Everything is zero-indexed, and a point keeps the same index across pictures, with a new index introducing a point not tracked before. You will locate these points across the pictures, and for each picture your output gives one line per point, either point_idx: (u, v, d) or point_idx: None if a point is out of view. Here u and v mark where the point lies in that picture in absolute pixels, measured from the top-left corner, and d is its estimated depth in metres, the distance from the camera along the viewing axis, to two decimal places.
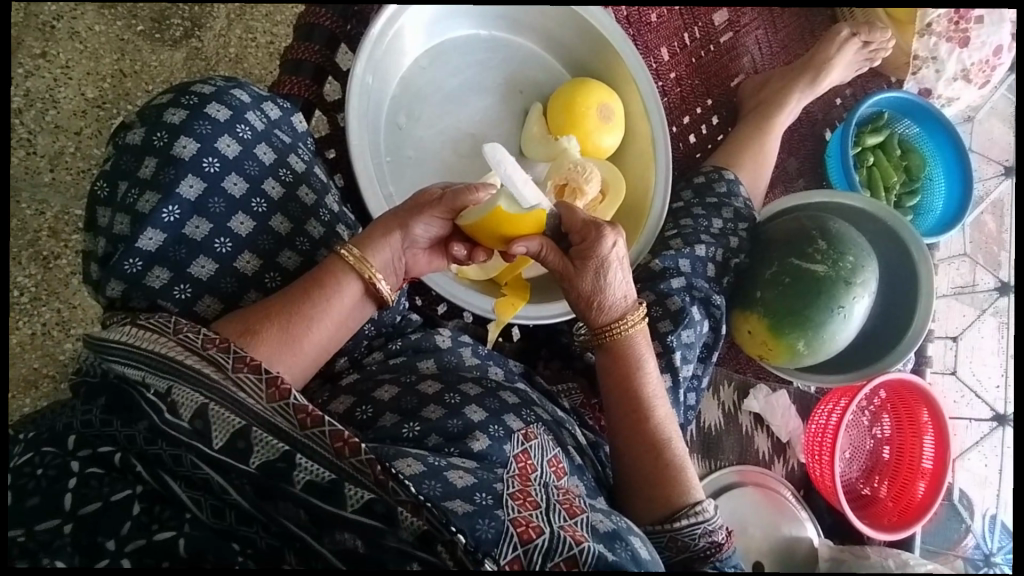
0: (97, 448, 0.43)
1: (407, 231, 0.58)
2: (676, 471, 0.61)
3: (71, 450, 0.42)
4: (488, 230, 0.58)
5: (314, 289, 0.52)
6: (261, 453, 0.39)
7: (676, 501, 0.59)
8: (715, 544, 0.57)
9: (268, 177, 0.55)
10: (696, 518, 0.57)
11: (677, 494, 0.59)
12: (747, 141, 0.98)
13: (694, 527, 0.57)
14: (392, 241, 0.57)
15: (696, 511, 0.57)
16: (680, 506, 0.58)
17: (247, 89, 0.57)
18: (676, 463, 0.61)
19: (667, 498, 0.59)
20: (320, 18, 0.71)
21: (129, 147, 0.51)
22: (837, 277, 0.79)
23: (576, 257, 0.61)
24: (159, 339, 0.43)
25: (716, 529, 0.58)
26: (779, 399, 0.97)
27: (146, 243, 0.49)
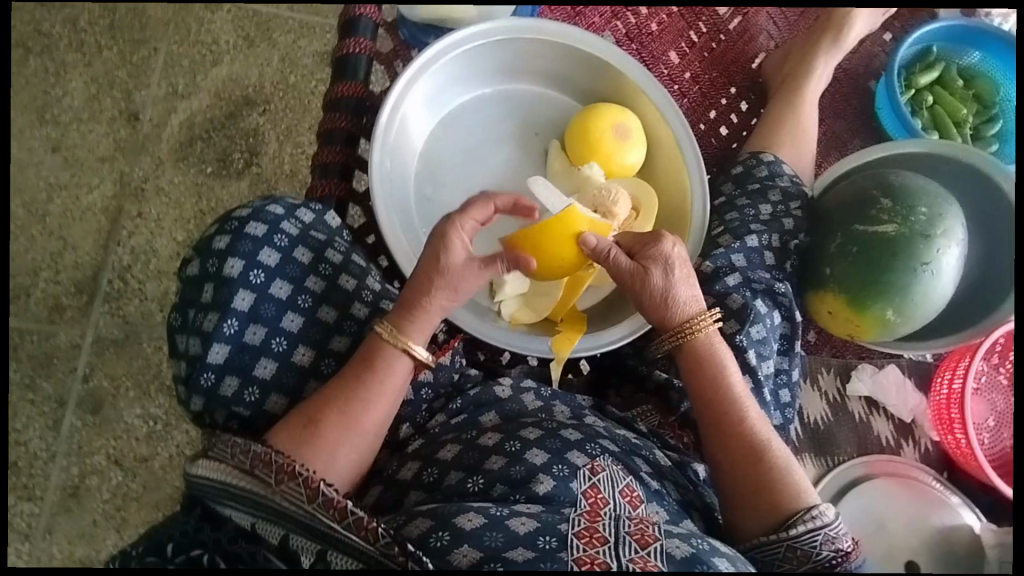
0: (189, 552, 0.48)
1: (439, 288, 0.60)
2: (780, 475, 0.56)
3: (169, 556, 0.48)
4: (556, 245, 0.63)
5: (366, 371, 0.56)
6: (306, 554, 0.46)
7: (785, 507, 0.55)
8: (841, 553, 0.53)
9: (309, 275, 0.61)
10: (814, 522, 0.53)
11: (787, 500, 0.55)
12: (782, 119, 0.93)
13: (814, 533, 0.53)
14: (433, 311, 0.60)
15: (812, 516, 0.53)
16: (792, 511, 0.54)
17: (281, 201, 0.63)
18: (777, 467, 0.57)
19: (774, 504, 0.55)
20: (336, 122, 0.78)
21: (190, 278, 0.59)
22: (913, 233, 0.74)
23: (641, 256, 0.62)
24: (220, 467, 0.49)
25: (840, 536, 0.54)
26: (890, 376, 0.88)
27: (214, 357, 0.55)
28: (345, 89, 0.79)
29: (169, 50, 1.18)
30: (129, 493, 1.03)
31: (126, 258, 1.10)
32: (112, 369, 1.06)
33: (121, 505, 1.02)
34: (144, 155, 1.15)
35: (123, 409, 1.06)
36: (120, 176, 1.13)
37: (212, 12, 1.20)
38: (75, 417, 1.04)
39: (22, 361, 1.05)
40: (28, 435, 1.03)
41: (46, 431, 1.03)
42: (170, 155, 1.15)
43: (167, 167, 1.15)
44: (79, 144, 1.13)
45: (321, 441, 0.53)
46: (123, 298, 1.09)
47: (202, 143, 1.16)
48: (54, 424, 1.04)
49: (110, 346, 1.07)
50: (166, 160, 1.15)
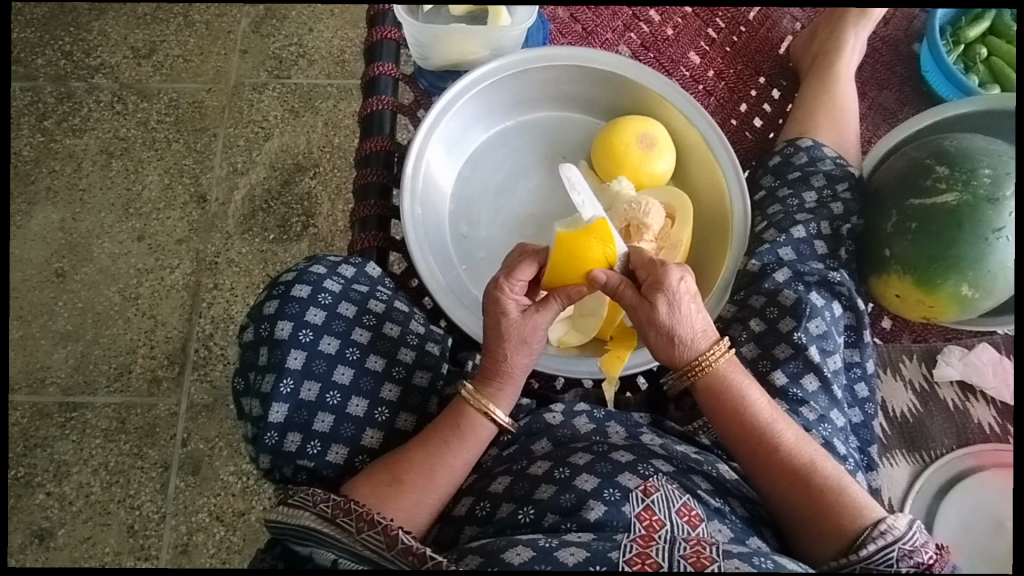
0: None
1: (519, 351, 0.61)
2: (836, 496, 0.52)
3: None
4: (570, 269, 0.61)
5: (451, 436, 0.58)
6: None
7: (850, 527, 0.51)
8: (923, 566, 0.49)
9: (355, 327, 0.64)
10: (884, 539, 0.49)
11: (850, 519, 0.51)
12: (818, 99, 0.89)
13: (886, 551, 0.49)
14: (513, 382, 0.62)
15: (881, 530, 0.49)
16: (858, 530, 0.50)
17: (323, 261, 0.67)
18: (832, 487, 0.53)
19: (836, 526, 0.51)
20: (369, 177, 0.82)
21: (248, 343, 0.63)
22: (977, 198, 0.68)
23: (642, 295, 0.59)
24: (302, 513, 0.52)
25: (918, 548, 0.49)
26: (982, 356, 0.80)
27: (275, 416, 0.59)
28: (372, 145, 0.84)
29: (226, 134, 1.29)
30: (231, 546, 1.09)
31: (208, 328, 1.20)
32: (206, 432, 1.15)
33: (225, 559, 1.09)
34: (215, 232, 1.25)
35: (218, 468, 1.13)
36: (197, 254, 1.24)
37: (259, 93, 1.31)
38: (178, 479, 1.13)
39: (130, 432, 1.15)
40: (140, 500, 1.12)
41: (156, 494, 1.12)
42: (237, 228, 1.25)
43: (235, 240, 1.24)
44: (160, 231, 1.25)
45: (405, 500, 0.55)
46: (208, 364, 1.18)
47: (262, 213, 1.25)
48: (162, 488, 1.13)
49: (202, 410, 1.16)
50: (233, 233, 1.25)
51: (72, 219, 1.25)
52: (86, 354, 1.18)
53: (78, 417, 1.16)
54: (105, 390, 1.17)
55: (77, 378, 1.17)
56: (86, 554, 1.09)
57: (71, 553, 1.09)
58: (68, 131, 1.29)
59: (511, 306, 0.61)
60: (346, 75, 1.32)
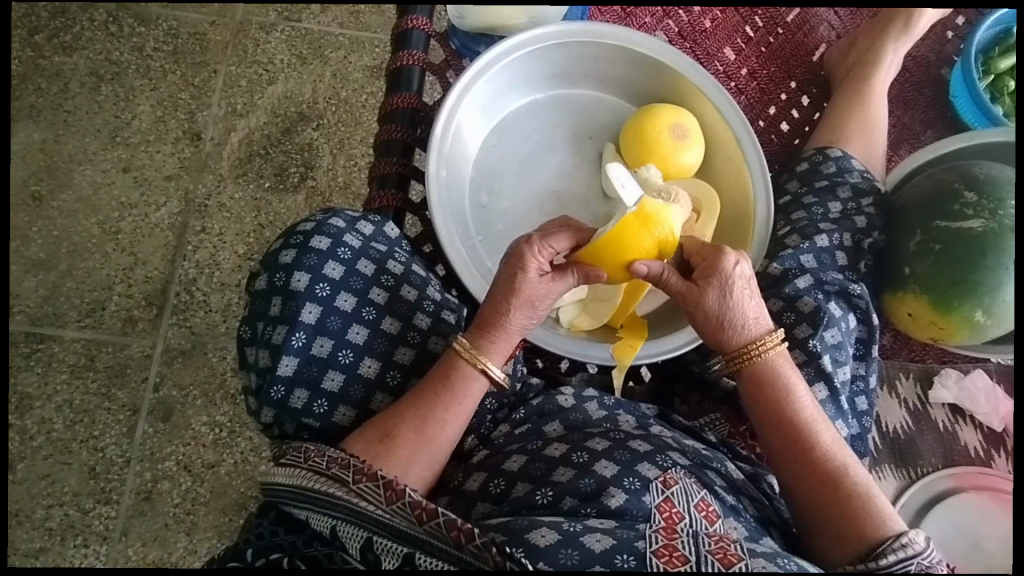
0: (269, 556, 0.48)
1: (523, 312, 0.59)
2: (864, 503, 0.52)
3: (251, 560, 0.48)
4: (616, 258, 0.60)
5: (442, 391, 0.56)
6: (388, 561, 0.44)
7: (872, 535, 0.50)
8: None
9: (372, 287, 0.61)
10: (905, 551, 0.48)
11: (873, 527, 0.51)
12: (850, 111, 0.88)
13: (906, 563, 0.47)
14: (508, 335, 0.60)
15: (902, 543, 0.48)
16: (879, 539, 0.50)
17: (342, 214, 0.64)
18: (861, 493, 0.53)
19: (858, 533, 0.51)
20: (392, 134, 0.79)
21: (258, 292, 0.60)
22: (1002, 229, 0.69)
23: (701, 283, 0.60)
24: (296, 471, 0.50)
25: (934, 565, 0.48)
26: (977, 382, 0.82)
27: (284, 370, 0.56)
28: (398, 101, 0.80)
29: (228, 72, 1.23)
30: (197, 498, 1.07)
31: (192, 272, 1.15)
32: (181, 379, 1.11)
33: (190, 510, 1.06)
34: (206, 173, 1.19)
35: (191, 417, 1.10)
36: (186, 193, 1.18)
37: (266, 33, 1.24)
38: (146, 424, 1.09)
39: (99, 371, 1.10)
40: (105, 441, 1.08)
41: (122, 438, 1.08)
42: (231, 171, 1.20)
43: (228, 184, 1.19)
44: (148, 165, 1.18)
45: (394, 458, 0.53)
46: (188, 310, 1.13)
47: (258, 159, 1.20)
48: (129, 431, 1.09)
49: (178, 356, 1.11)
50: (227, 176, 1.19)
51: (54, 140, 1.17)
52: (59, 285, 1.12)
53: (45, 349, 1.10)
54: (76, 324, 1.11)
55: (47, 309, 1.11)
56: (44, 491, 1.05)
57: (28, 489, 1.05)
58: (57, 48, 1.20)
59: (532, 266, 0.59)
60: (361, 27, 1.27)
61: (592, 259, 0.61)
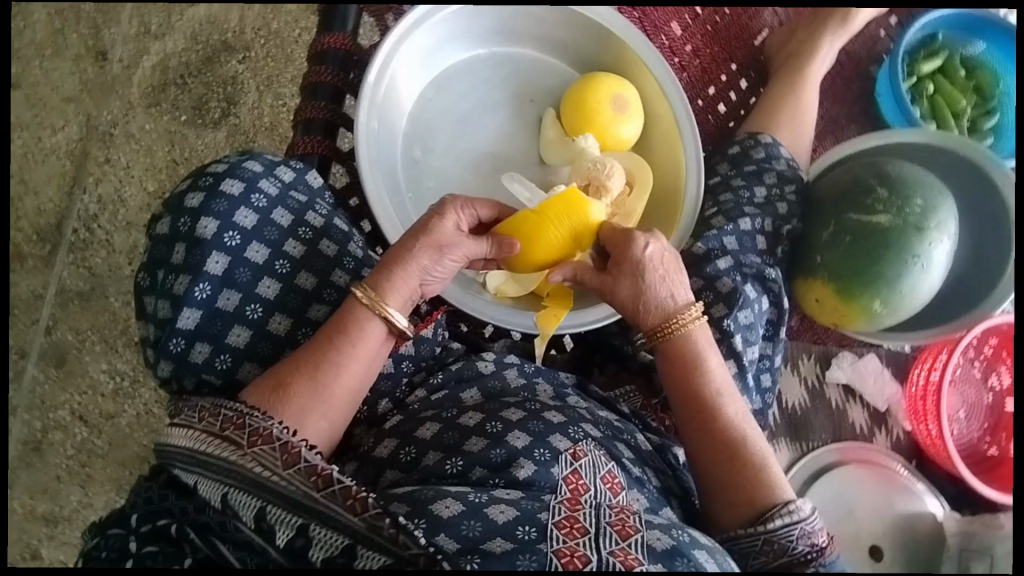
0: (156, 522, 0.45)
1: (427, 254, 0.57)
2: (757, 471, 0.55)
3: (134, 527, 0.46)
4: (529, 247, 0.61)
5: (338, 334, 0.54)
6: (283, 531, 0.43)
7: (761, 501, 0.53)
8: (817, 548, 0.51)
9: (287, 239, 0.58)
10: (790, 517, 0.51)
11: (763, 494, 0.54)
12: (782, 100, 0.91)
13: (790, 527, 0.51)
14: (409, 280, 0.57)
15: (788, 510, 0.51)
16: (769, 504, 0.53)
17: (259, 158, 0.60)
18: (756, 462, 0.56)
19: (749, 499, 0.54)
20: (321, 75, 0.74)
21: (160, 237, 0.55)
22: (906, 225, 0.73)
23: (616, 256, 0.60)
24: (186, 432, 0.47)
25: (816, 530, 0.51)
26: (868, 365, 0.89)
27: (185, 322, 0.53)
28: (330, 40, 0.74)
29: None
30: (94, 450, 0.99)
31: (93, 207, 1.08)
32: (77, 322, 1.04)
33: (85, 462, 0.98)
34: (112, 97, 1.10)
35: (88, 362, 1.03)
36: (87, 117, 1.09)
37: None
38: (36, 369, 0.99)
39: None
40: None
41: None
42: (141, 99, 1.10)
43: (138, 113, 1.10)
44: (42, 82, 1.05)
45: (287, 407, 0.51)
46: (88, 248, 1.07)
47: (174, 88, 1.10)
48: None
49: (74, 297, 1.05)
50: (137, 104, 1.10)
51: None
52: None
53: None
54: None
55: None
56: None
57: None
58: None
59: (450, 218, 0.59)
60: None
61: (508, 230, 0.61)
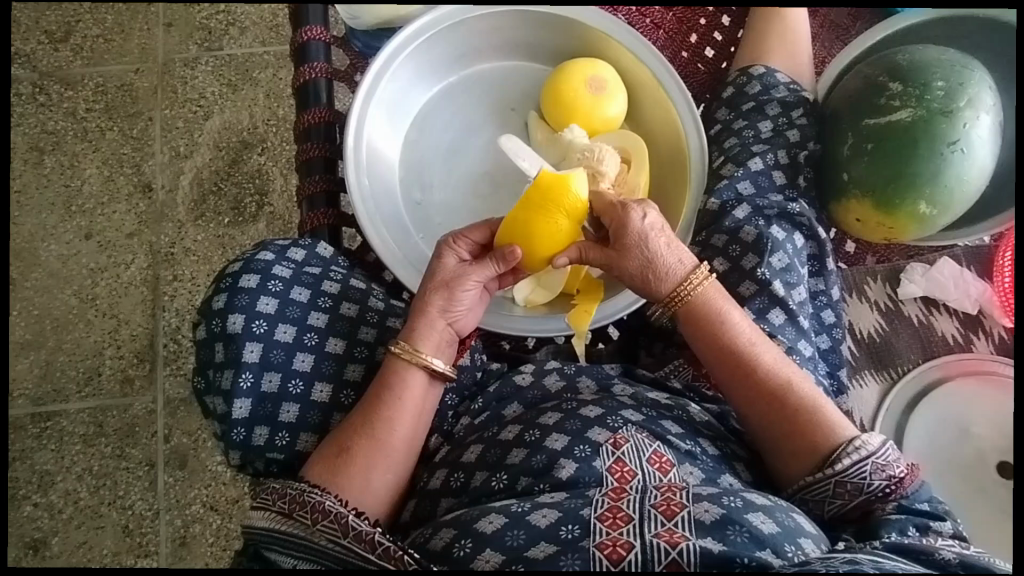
0: None
1: (439, 295, 0.60)
2: (811, 415, 0.54)
3: None
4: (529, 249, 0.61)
5: (382, 392, 0.57)
6: None
7: (823, 444, 0.52)
8: (895, 479, 0.50)
9: (311, 312, 0.62)
10: (859, 453, 0.51)
11: (823, 437, 0.53)
12: (768, 22, 0.84)
13: (861, 464, 0.50)
14: (434, 322, 0.60)
15: (855, 446, 0.51)
16: (833, 445, 0.52)
17: (270, 246, 0.65)
18: (807, 407, 0.54)
19: (810, 445, 0.53)
20: (311, 152, 0.79)
21: (202, 342, 0.61)
22: (931, 113, 0.67)
23: (617, 234, 0.60)
24: (258, 513, 0.51)
25: (891, 462, 0.51)
26: (944, 270, 0.81)
27: (240, 412, 0.58)
28: (310, 117, 0.79)
29: (163, 116, 1.22)
30: (229, 533, 1.10)
31: (174, 321, 1.16)
32: (187, 426, 1.13)
33: (225, 545, 1.09)
34: (165, 221, 1.20)
35: (206, 460, 1.13)
36: (151, 245, 1.19)
37: (191, 68, 1.23)
38: (166, 475, 1.12)
39: (109, 435, 1.13)
40: (131, 499, 1.11)
41: (146, 492, 1.12)
42: (189, 215, 1.20)
43: (189, 227, 1.19)
44: (107, 227, 1.19)
45: (353, 470, 0.54)
46: (180, 358, 1.15)
47: (212, 196, 1.20)
48: (151, 485, 1.12)
49: (180, 405, 1.14)
50: (186, 220, 1.20)
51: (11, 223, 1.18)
52: (51, 361, 1.15)
53: (54, 425, 1.13)
54: (77, 395, 1.14)
55: (45, 387, 1.14)
56: (85, 558, 1.09)
57: (69, 559, 1.09)
58: None
59: (450, 257, 0.62)
60: (282, 40, 1.24)
61: (507, 238, 0.61)
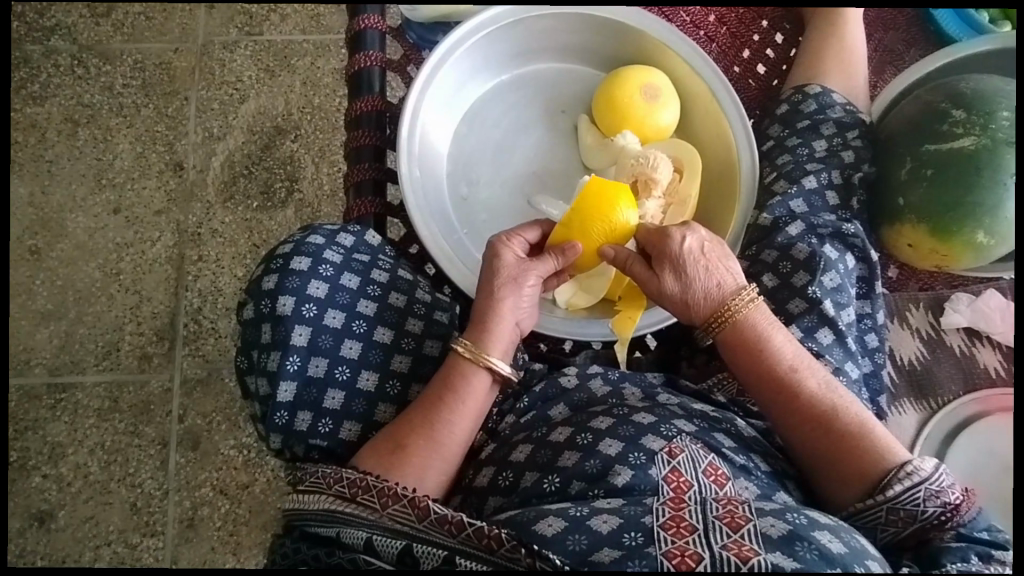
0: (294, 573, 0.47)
1: (509, 291, 0.60)
2: (861, 442, 0.53)
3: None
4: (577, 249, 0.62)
5: (446, 391, 0.56)
6: (427, 564, 0.45)
7: (874, 471, 0.51)
8: (950, 506, 0.49)
9: (359, 299, 0.61)
10: (911, 479, 0.49)
11: (873, 464, 0.52)
12: (826, 42, 0.84)
13: (913, 491, 0.49)
14: (502, 326, 0.59)
15: (907, 472, 0.50)
16: (883, 471, 0.51)
17: (320, 230, 0.64)
18: (857, 434, 0.53)
19: (860, 471, 0.52)
20: (361, 139, 0.78)
21: (248, 321, 0.60)
22: (996, 143, 0.67)
23: (655, 255, 0.59)
24: (321, 497, 0.50)
25: (945, 488, 0.50)
26: (990, 302, 0.80)
27: (284, 395, 0.57)
28: (362, 104, 0.79)
29: (200, 97, 1.22)
30: (238, 518, 1.09)
31: (196, 301, 1.16)
32: (202, 407, 1.13)
33: (233, 531, 1.08)
34: (195, 202, 1.19)
35: (218, 443, 1.12)
36: (179, 224, 1.18)
37: (230, 51, 1.23)
38: (178, 455, 1.11)
39: (124, 411, 1.12)
40: (141, 477, 1.10)
41: (157, 471, 1.11)
42: (219, 196, 1.19)
43: (217, 209, 1.19)
44: (136, 202, 1.19)
45: (407, 466, 0.53)
46: (199, 339, 1.14)
47: (243, 179, 1.20)
48: (162, 464, 1.11)
49: (197, 385, 1.13)
50: (215, 202, 1.19)
51: (41, 193, 1.18)
52: (71, 333, 1.14)
53: (69, 397, 1.12)
54: (94, 369, 1.13)
55: (63, 358, 1.14)
56: (90, 533, 1.08)
57: (75, 533, 1.08)
58: (27, 99, 1.20)
59: (510, 254, 0.61)
60: (322, 30, 1.24)
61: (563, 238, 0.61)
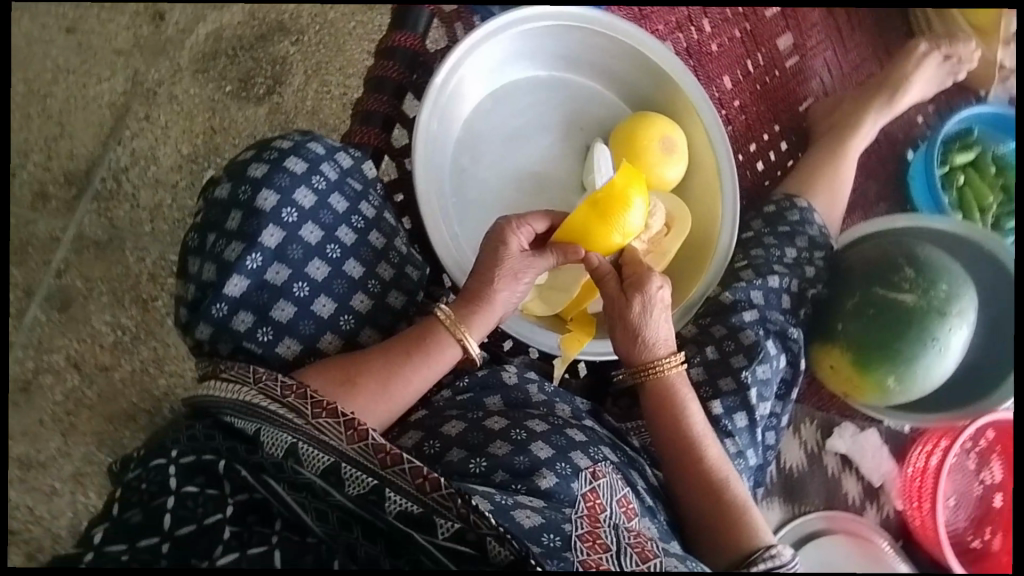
0: (200, 455, 0.47)
1: (507, 282, 0.60)
2: (740, 516, 0.57)
3: (176, 456, 0.47)
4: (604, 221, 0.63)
5: (416, 350, 0.56)
6: (355, 485, 0.46)
7: (744, 546, 0.55)
8: None
9: (341, 225, 0.59)
10: (773, 561, 0.52)
11: (745, 540, 0.55)
12: (821, 168, 0.92)
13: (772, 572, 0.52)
14: (490, 313, 0.60)
15: (772, 555, 0.53)
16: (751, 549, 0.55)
17: (322, 141, 0.60)
18: (738, 507, 0.58)
19: (732, 543, 0.56)
20: (387, 70, 0.75)
21: (217, 201, 0.56)
22: (929, 308, 0.76)
23: (627, 286, 0.63)
24: (242, 389, 0.49)
25: None
26: (869, 439, 0.89)
27: (232, 289, 0.53)
28: (401, 38, 0.76)
29: None
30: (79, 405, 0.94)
31: (125, 160, 1.01)
32: (89, 270, 0.98)
33: None
34: (161, 57, 1.02)
35: (93, 313, 0.95)
36: (134, 72, 1.01)
37: None
38: (41, 311, 0.93)
39: None
40: None
41: None
42: (191, 63, 1.02)
43: (184, 76, 1.03)
44: (95, 31, 1.01)
45: (353, 403, 0.52)
46: (113, 200, 1.01)
47: (224, 58, 1.02)
48: None
49: (90, 247, 0.99)
50: (185, 67, 1.02)
51: None
52: None
53: None
54: None
55: None
56: None
57: None
58: None
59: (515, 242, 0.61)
60: None
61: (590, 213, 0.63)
